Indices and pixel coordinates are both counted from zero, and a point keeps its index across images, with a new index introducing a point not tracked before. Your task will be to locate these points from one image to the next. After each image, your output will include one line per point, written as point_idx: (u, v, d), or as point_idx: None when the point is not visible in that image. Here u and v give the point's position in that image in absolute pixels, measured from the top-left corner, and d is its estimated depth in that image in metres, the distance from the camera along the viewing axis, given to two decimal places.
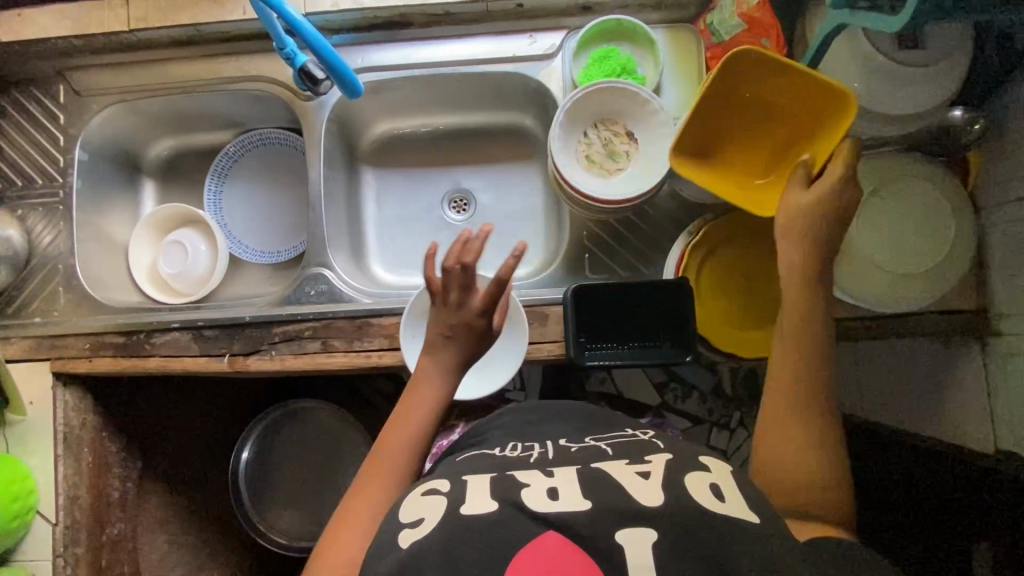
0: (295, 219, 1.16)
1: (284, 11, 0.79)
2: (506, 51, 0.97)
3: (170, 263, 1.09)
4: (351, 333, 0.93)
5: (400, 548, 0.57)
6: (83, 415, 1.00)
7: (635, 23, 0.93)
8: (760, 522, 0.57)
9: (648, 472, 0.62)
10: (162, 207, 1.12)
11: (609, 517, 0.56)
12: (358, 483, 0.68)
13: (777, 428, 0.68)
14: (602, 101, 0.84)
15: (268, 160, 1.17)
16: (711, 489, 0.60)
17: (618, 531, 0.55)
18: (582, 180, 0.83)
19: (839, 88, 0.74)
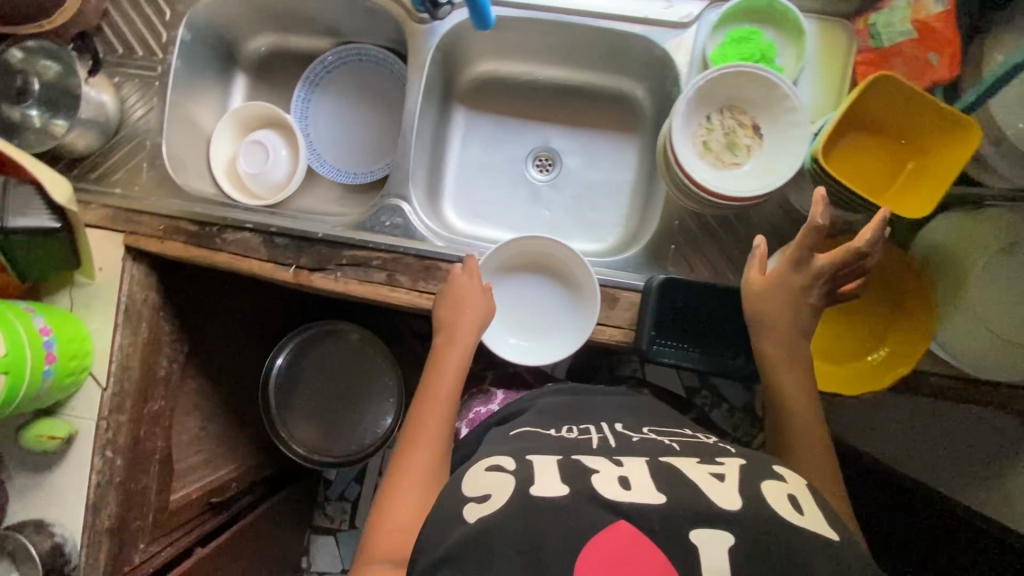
0: (377, 144, 1.13)
1: None
2: (639, 10, 0.90)
3: (249, 162, 1.08)
4: (417, 272, 0.92)
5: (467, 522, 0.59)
6: (145, 292, 1.02)
7: (789, 6, 0.84)
8: (841, 540, 0.55)
9: (723, 474, 0.61)
10: (250, 103, 1.10)
11: (683, 516, 0.55)
12: (402, 452, 0.74)
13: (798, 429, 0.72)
14: (737, 85, 0.77)
15: (362, 77, 1.13)
16: (791, 500, 0.59)
17: (692, 531, 0.54)
18: (694, 166, 0.78)
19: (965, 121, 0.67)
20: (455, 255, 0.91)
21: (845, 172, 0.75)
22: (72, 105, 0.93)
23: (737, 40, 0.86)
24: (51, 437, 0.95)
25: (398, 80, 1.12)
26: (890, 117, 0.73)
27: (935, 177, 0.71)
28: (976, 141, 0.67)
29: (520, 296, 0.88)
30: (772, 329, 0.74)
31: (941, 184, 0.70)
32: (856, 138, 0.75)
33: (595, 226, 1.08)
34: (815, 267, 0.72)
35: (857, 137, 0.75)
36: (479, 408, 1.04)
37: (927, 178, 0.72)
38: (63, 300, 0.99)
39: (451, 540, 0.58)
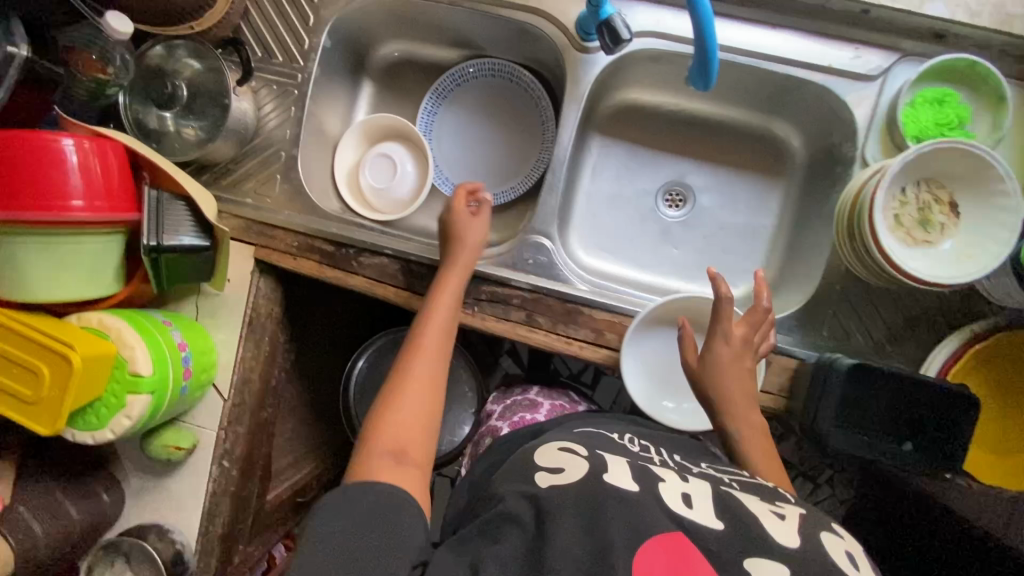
0: (503, 164, 1.09)
1: None
2: (823, 58, 0.83)
3: (375, 177, 1.04)
4: (559, 315, 0.89)
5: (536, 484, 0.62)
6: (269, 305, 1.01)
7: (993, 72, 0.79)
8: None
9: (786, 515, 0.59)
10: (374, 115, 1.06)
11: (739, 541, 0.54)
12: (404, 360, 0.77)
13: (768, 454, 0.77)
14: (942, 161, 0.73)
15: (492, 92, 1.08)
16: (846, 553, 0.55)
17: (745, 558, 0.53)
18: (886, 242, 0.73)
19: None
20: (600, 302, 0.88)
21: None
22: (214, 112, 0.90)
23: (928, 102, 0.81)
24: (177, 448, 0.95)
25: (530, 98, 1.06)
26: None
27: None
28: None
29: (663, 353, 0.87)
30: (724, 386, 0.78)
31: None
32: None
33: (726, 270, 1.04)
34: (734, 335, 0.78)
35: None
36: (526, 414, 1.07)
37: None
38: (190, 308, 0.97)
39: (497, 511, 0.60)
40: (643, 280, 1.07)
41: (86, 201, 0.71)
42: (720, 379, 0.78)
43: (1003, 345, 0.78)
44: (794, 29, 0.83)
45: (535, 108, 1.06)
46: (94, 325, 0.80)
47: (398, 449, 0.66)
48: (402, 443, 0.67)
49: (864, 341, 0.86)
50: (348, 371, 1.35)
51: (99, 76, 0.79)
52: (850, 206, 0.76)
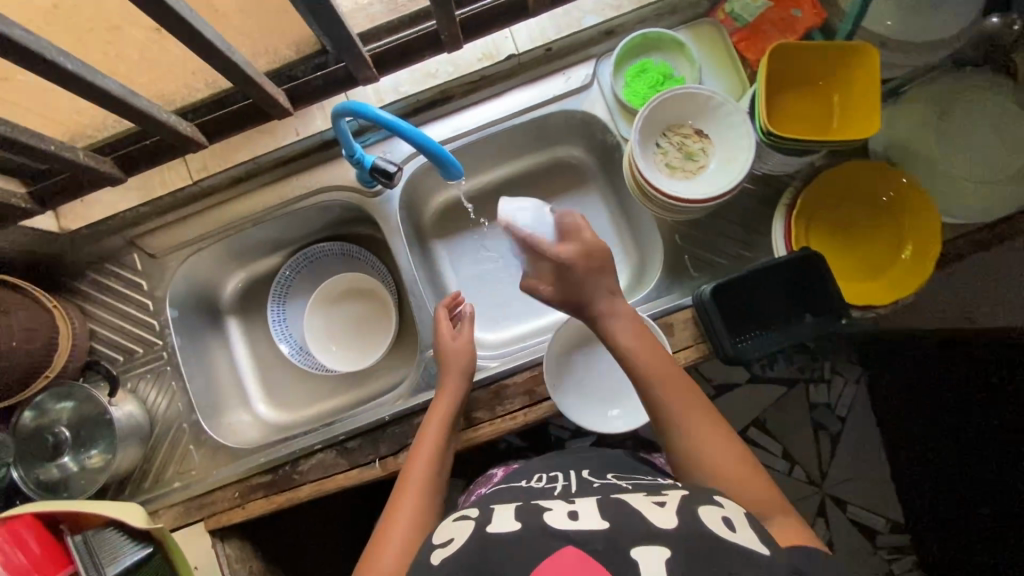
0: (363, 312, 1.14)
1: (371, 111, 0.73)
2: (547, 94, 1.00)
3: (319, 340, 1.13)
4: (490, 401, 0.93)
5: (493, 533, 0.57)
6: (247, 565, 0.97)
7: (660, 32, 0.97)
8: (770, 554, 0.53)
9: (664, 500, 0.60)
10: (281, 343, 1.14)
11: (624, 535, 0.54)
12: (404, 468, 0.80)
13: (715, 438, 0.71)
14: (667, 110, 0.87)
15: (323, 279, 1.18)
16: (722, 519, 0.57)
17: (632, 547, 0.52)
18: (671, 187, 0.85)
19: (859, 46, 0.79)
20: (514, 368, 0.93)
21: (791, 127, 0.84)
22: (104, 430, 0.93)
23: (637, 74, 0.98)
24: None
25: (338, 255, 1.16)
26: (796, 74, 0.84)
27: (864, 96, 0.80)
28: (879, 57, 0.78)
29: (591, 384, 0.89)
30: (647, 375, 0.74)
31: (867, 97, 0.79)
32: (781, 100, 0.85)
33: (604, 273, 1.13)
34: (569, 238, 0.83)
35: (782, 99, 0.85)
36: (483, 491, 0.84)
37: (859, 90, 0.80)
38: None
39: None
40: (547, 324, 1.12)
41: None
42: (632, 357, 0.75)
43: (812, 202, 0.89)
44: (512, 88, 1.00)
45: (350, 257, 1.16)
46: None
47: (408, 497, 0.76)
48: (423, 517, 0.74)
49: (728, 260, 0.95)
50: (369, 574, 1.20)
51: None
52: (632, 179, 0.89)
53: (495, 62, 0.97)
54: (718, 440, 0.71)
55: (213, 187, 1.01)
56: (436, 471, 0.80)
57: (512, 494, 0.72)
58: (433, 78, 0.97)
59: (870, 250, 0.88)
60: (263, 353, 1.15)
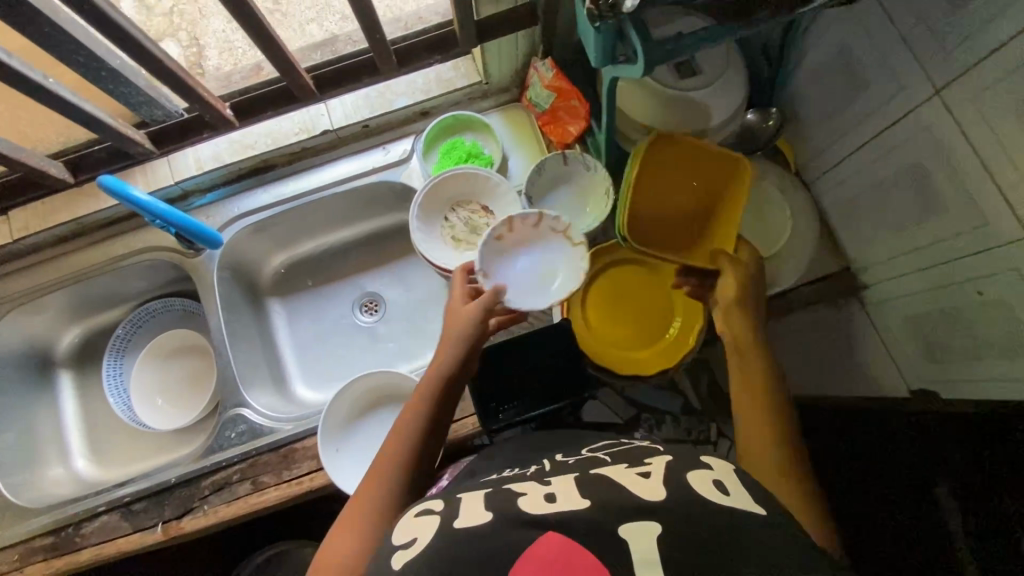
0: (194, 368, 1.16)
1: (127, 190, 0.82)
2: (366, 165, 1.06)
3: (144, 393, 1.15)
4: (277, 465, 0.93)
5: None
6: None
7: (469, 114, 1.04)
8: (768, 513, 0.49)
9: (648, 471, 0.55)
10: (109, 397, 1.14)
11: (609, 512, 0.49)
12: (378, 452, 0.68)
13: (748, 372, 0.70)
14: (453, 188, 0.94)
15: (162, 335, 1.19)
16: (714, 484, 0.52)
17: (621, 524, 0.48)
18: (452, 260, 0.91)
19: (740, 162, 0.85)
20: (307, 429, 0.95)
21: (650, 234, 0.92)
22: None
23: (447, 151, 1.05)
24: None
25: (176, 312, 1.19)
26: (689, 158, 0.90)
27: (732, 214, 0.87)
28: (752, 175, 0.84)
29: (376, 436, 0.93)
30: (743, 310, 0.76)
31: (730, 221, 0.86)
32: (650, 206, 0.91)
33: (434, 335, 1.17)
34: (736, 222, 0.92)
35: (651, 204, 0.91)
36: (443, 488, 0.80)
37: (734, 207, 0.87)
38: None
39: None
40: None
41: None
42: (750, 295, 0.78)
43: (586, 279, 0.94)
44: (334, 159, 1.07)
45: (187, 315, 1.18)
46: None
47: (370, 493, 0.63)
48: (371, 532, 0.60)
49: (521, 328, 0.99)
50: None
51: None
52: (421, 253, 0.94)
53: (313, 136, 1.04)
54: (759, 393, 0.68)
55: (39, 244, 1.05)
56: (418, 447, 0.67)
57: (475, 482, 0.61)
58: (252, 149, 1.03)
59: (642, 327, 0.94)
60: (93, 407, 1.16)
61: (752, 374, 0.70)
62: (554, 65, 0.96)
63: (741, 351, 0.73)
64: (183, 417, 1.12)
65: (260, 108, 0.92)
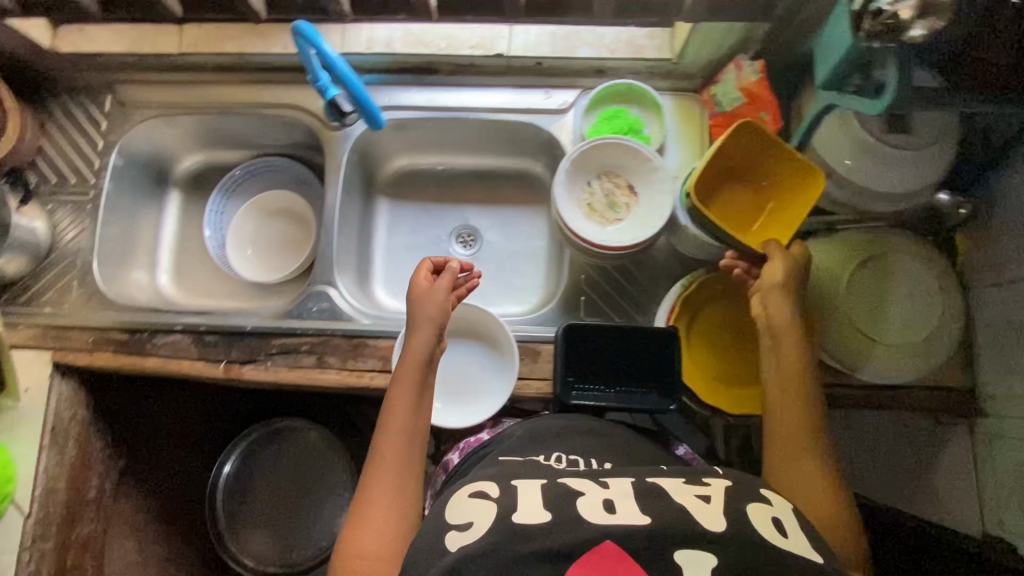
0: (289, 232, 1.18)
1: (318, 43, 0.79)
2: (522, 102, 1.03)
3: (237, 237, 1.18)
4: (346, 352, 0.95)
5: (447, 550, 0.60)
6: (73, 408, 1.01)
7: (645, 88, 0.99)
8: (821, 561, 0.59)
9: (707, 495, 0.64)
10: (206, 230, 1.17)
11: (664, 536, 0.59)
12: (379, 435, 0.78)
13: (789, 439, 0.75)
14: (607, 155, 0.89)
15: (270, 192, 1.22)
16: (773, 522, 0.62)
17: (674, 551, 0.58)
18: (582, 227, 0.87)
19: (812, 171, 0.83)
20: (383, 331, 0.96)
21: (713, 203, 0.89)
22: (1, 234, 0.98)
23: (607, 118, 1.00)
24: None
25: (290, 174, 1.20)
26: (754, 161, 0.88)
27: (791, 217, 0.86)
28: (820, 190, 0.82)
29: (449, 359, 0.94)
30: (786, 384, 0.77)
31: (793, 214, 0.84)
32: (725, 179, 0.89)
33: (518, 289, 1.16)
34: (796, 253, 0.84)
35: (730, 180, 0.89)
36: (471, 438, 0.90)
37: (790, 216, 0.86)
38: None
39: (440, 568, 0.59)
40: None
41: None
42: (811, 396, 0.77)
43: (706, 291, 0.89)
44: (494, 85, 1.04)
45: (298, 182, 1.20)
46: None
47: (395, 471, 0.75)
48: (393, 505, 0.73)
49: (615, 317, 0.96)
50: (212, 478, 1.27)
51: None
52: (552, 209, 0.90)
53: (486, 55, 1.01)
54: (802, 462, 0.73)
55: (197, 65, 1.06)
56: (415, 430, 0.79)
57: (532, 468, 0.72)
58: (424, 47, 1.01)
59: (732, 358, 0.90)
60: (188, 232, 1.20)
61: (798, 436, 0.75)
62: (761, 69, 0.92)
63: (793, 412, 0.76)
64: (268, 273, 1.15)
65: (455, 10, 0.90)
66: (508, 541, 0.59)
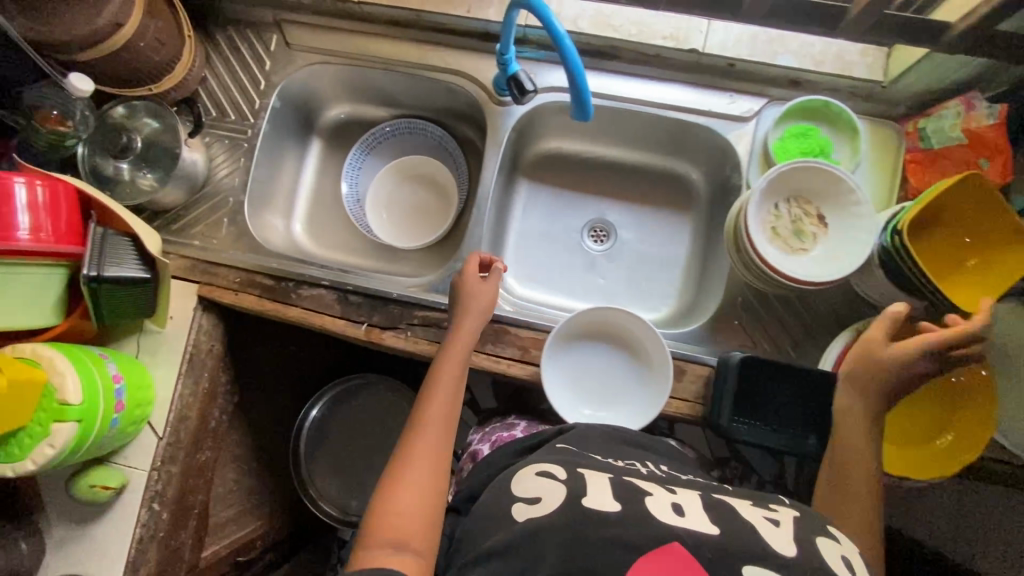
0: (422, 199, 1.19)
1: (550, 20, 0.72)
2: (704, 104, 0.97)
3: (373, 196, 1.20)
4: (487, 335, 0.94)
5: (517, 519, 0.62)
6: (209, 342, 1.03)
7: (844, 109, 0.91)
8: None
9: (779, 520, 0.62)
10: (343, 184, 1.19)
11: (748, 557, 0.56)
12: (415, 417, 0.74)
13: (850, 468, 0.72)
14: (804, 179, 0.84)
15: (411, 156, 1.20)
16: (842, 560, 0.59)
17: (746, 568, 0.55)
18: (767, 252, 0.82)
19: None
20: (526, 321, 0.94)
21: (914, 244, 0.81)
22: (168, 163, 0.99)
23: (796, 135, 0.93)
24: (105, 487, 0.93)
25: (433, 141, 1.18)
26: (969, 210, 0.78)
27: (999, 276, 0.77)
28: None
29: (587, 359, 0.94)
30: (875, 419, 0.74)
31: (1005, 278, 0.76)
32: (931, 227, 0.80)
33: (648, 294, 1.12)
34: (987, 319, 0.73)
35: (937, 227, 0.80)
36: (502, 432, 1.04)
37: (997, 275, 0.77)
38: (130, 346, 0.99)
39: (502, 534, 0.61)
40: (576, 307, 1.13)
41: (32, 233, 0.78)
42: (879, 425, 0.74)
43: None
44: (675, 81, 0.98)
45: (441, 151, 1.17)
46: (28, 356, 0.81)
47: (434, 456, 0.70)
48: (428, 485, 0.67)
49: (768, 347, 0.92)
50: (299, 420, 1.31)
51: (60, 130, 0.90)
52: (733, 225, 0.86)
53: (677, 48, 0.95)
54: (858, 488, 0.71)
55: (373, 17, 1.04)
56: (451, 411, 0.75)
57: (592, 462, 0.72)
58: (614, 31, 0.95)
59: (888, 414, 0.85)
60: (325, 182, 1.19)
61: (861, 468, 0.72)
62: (1002, 112, 0.81)
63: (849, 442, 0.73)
64: (398, 237, 1.17)
65: None
66: (573, 525, 0.59)
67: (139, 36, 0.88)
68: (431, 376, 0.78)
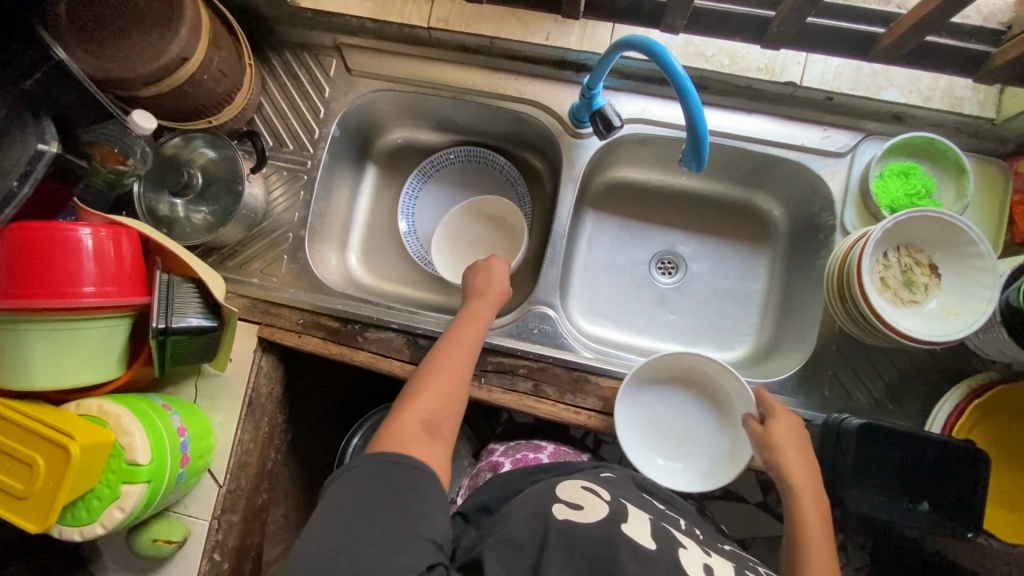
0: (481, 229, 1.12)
1: (670, 61, 0.69)
2: (795, 138, 0.91)
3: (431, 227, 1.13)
4: (565, 384, 0.89)
5: (555, 519, 0.58)
6: (269, 384, 0.99)
7: (952, 147, 0.86)
8: None
9: None
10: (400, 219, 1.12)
11: None
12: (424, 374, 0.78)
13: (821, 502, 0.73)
14: (918, 227, 0.79)
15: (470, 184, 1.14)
16: None
17: None
18: (880, 305, 0.77)
19: None
20: (607, 370, 0.89)
21: None
22: (227, 199, 0.93)
23: (897, 174, 0.88)
24: (166, 541, 0.88)
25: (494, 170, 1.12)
26: None
27: None
28: None
29: (670, 402, 0.91)
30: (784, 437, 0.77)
31: None
32: None
33: (722, 331, 1.05)
34: None
35: None
36: (529, 453, 0.88)
37: None
38: (188, 390, 0.94)
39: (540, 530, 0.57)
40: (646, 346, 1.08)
41: (98, 286, 0.74)
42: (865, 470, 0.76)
43: (997, 401, 0.79)
44: (764, 113, 0.92)
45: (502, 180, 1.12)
46: (93, 413, 0.76)
47: (433, 422, 0.73)
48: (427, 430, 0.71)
49: (865, 400, 0.87)
50: (341, 449, 1.20)
51: (119, 168, 0.85)
52: (838, 274, 0.81)
53: (769, 80, 0.90)
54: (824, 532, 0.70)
55: (441, 43, 0.99)
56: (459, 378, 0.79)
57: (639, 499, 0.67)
58: (703, 61, 0.90)
59: (994, 476, 0.80)
60: (380, 211, 1.14)
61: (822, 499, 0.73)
62: None
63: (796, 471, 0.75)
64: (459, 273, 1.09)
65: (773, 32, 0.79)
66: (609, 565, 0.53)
67: (203, 68, 0.83)
68: (433, 367, 0.79)
